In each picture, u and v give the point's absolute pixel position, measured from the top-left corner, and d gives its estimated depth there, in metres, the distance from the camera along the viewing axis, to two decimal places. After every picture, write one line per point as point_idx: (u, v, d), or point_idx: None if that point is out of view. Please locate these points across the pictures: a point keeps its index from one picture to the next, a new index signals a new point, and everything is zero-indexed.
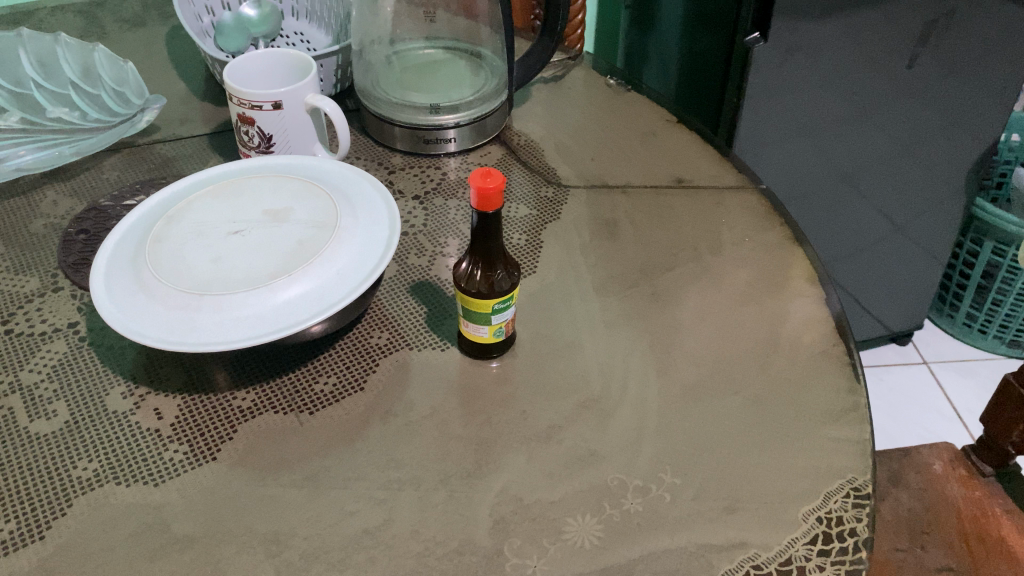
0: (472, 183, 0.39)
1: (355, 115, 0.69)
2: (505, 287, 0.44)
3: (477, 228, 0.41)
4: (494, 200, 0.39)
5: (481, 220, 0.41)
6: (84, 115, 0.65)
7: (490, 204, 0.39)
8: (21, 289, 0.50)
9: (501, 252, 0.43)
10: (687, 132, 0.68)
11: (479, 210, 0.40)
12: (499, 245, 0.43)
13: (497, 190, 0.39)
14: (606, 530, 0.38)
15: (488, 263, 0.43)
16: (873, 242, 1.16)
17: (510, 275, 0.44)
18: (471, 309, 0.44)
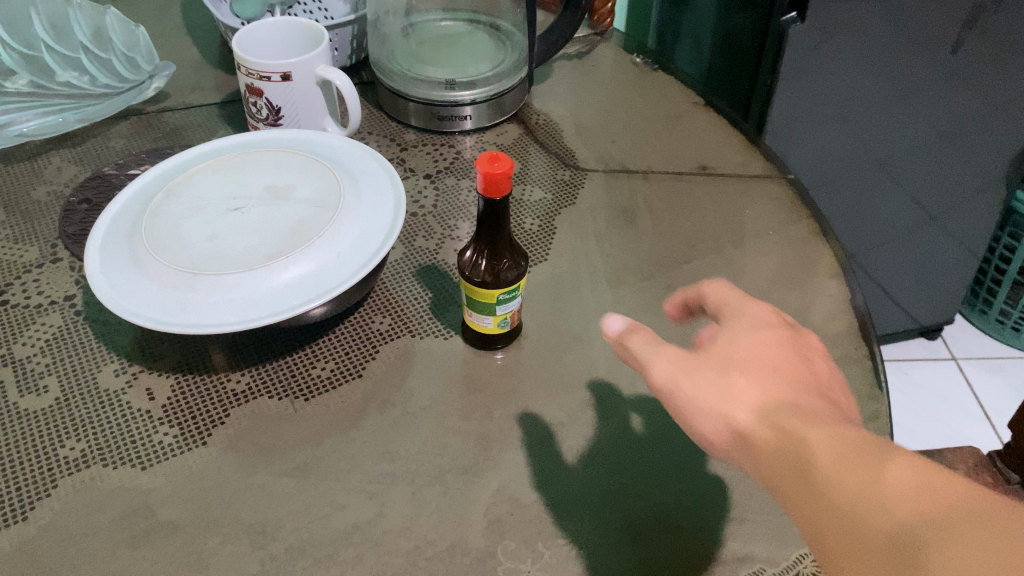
0: (478, 169, 0.37)
1: (369, 89, 0.68)
2: (512, 277, 0.42)
3: (484, 215, 0.39)
4: (502, 186, 0.37)
5: (488, 207, 0.39)
6: (95, 80, 0.63)
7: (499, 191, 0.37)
8: (20, 259, 0.49)
9: (507, 241, 0.41)
10: (714, 116, 0.65)
11: (486, 196, 0.38)
12: (505, 233, 0.41)
13: (505, 176, 0.37)
14: (604, 536, 0.37)
15: (493, 252, 0.41)
16: (905, 232, 1.12)
17: (517, 265, 0.42)
18: (475, 298, 0.42)
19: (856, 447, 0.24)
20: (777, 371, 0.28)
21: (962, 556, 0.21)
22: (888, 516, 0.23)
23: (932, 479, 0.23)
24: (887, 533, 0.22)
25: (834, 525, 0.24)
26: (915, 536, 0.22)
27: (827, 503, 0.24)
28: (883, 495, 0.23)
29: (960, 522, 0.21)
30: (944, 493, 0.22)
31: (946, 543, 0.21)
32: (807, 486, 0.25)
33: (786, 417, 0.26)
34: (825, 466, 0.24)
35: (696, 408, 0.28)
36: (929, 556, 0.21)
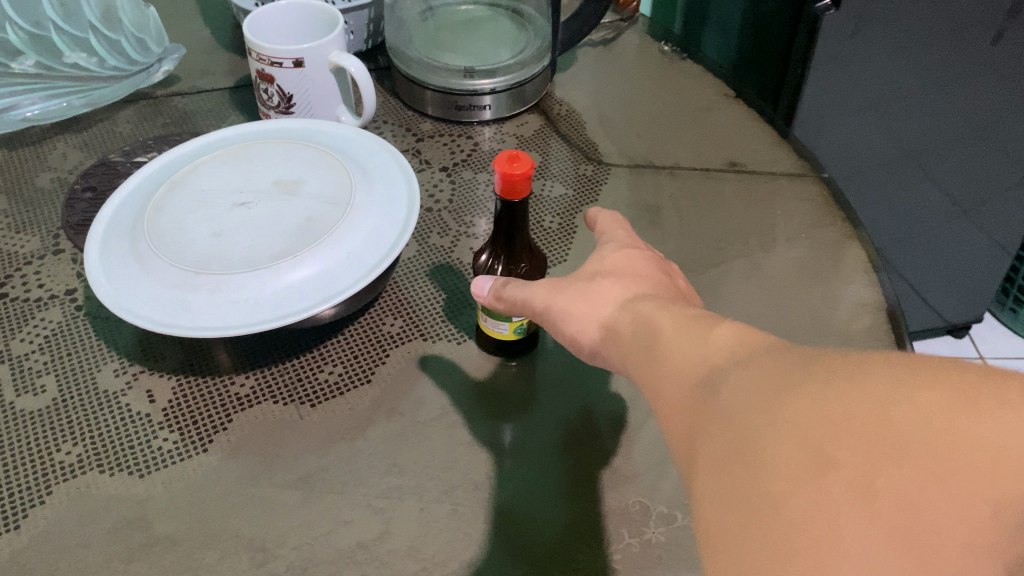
0: (496, 168, 0.35)
1: (386, 74, 0.65)
2: None
3: (501, 217, 0.37)
4: (522, 187, 0.35)
5: (506, 209, 0.37)
6: (102, 62, 0.60)
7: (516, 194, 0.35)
8: (21, 249, 0.48)
9: (525, 245, 0.39)
10: (744, 110, 0.62)
11: (504, 198, 0.36)
12: (523, 238, 0.39)
13: (525, 178, 0.34)
14: (622, 562, 0.35)
15: (510, 257, 0.39)
16: (936, 227, 1.09)
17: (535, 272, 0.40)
18: None
19: (687, 315, 0.26)
20: (630, 272, 0.32)
21: (738, 372, 0.21)
22: (699, 362, 0.23)
23: (749, 333, 0.23)
24: (696, 375, 0.23)
25: (664, 389, 0.24)
26: (713, 369, 0.22)
27: (659, 368, 0.25)
28: (699, 349, 0.24)
29: (753, 352, 0.22)
30: (754, 337, 0.23)
31: (729, 367, 0.22)
32: (648, 356, 0.26)
33: (631, 301, 0.29)
34: (665, 333, 0.26)
35: (564, 312, 0.32)
36: (716, 381, 0.22)
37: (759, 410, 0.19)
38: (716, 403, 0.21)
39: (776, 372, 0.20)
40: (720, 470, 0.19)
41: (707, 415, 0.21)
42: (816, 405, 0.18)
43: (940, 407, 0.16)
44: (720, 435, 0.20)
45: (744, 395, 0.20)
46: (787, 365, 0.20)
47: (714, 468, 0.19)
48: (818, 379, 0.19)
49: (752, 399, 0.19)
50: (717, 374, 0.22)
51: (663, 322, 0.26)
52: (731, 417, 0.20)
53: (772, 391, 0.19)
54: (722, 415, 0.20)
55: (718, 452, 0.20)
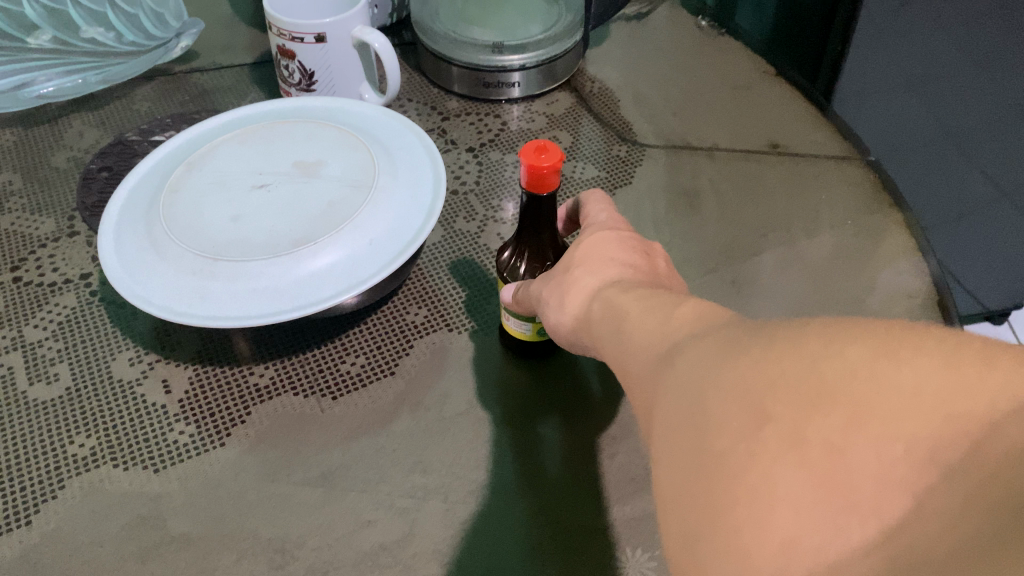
0: (523, 159, 0.32)
1: (411, 50, 0.63)
2: None
3: (526, 212, 0.35)
4: (549, 180, 0.32)
5: (532, 203, 0.34)
6: (120, 37, 0.59)
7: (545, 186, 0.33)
8: (35, 231, 0.46)
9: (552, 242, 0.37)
10: (787, 88, 0.59)
11: (530, 190, 0.33)
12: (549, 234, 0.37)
13: (553, 170, 0.32)
14: (659, 570, 0.33)
15: (536, 255, 0.37)
16: (982, 211, 1.05)
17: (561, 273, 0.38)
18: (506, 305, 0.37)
19: (650, 292, 0.25)
20: (607, 257, 0.30)
21: (687, 343, 0.20)
22: (655, 337, 0.22)
23: (710, 307, 0.22)
24: (652, 352, 0.22)
25: (625, 366, 0.23)
26: (666, 344, 0.21)
27: (621, 348, 0.24)
28: (657, 325, 0.23)
29: (704, 325, 0.21)
30: (713, 310, 0.22)
31: (679, 339, 0.20)
32: (610, 334, 0.25)
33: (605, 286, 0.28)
34: (626, 309, 0.25)
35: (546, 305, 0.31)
36: (668, 354, 0.20)
37: (701, 372, 0.18)
38: (664, 373, 0.20)
39: (722, 338, 0.19)
40: (665, 436, 0.18)
41: (655, 387, 0.20)
42: (754, 362, 0.17)
43: (866, 354, 0.15)
44: (664, 404, 0.19)
45: (690, 362, 0.19)
46: (732, 331, 0.19)
47: (660, 438, 0.18)
48: (756, 340, 0.17)
49: (695, 363, 0.18)
50: (668, 347, 0.21)
51: (625, 298, 0.25)
52: (674, 383, 0.19)
53: (715, 355, 0.18)
54: (668, 384, 0.19)
55: (664, 421, 0.18)
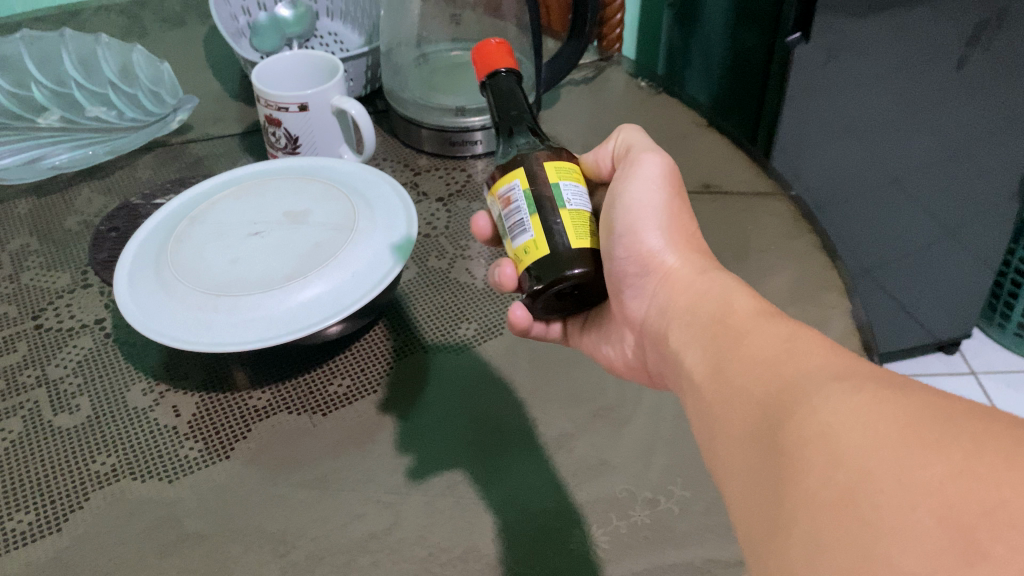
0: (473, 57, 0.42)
1: (384, 116, 0.71)
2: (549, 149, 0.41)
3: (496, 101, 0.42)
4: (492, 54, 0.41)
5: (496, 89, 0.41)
6: (121, 114, 0.67)
7: (504, 62, 0.41)
8: (53, 285, 0.52)
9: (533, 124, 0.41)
10: (720, 136, 0.67)
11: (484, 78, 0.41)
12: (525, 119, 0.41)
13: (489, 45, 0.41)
14: (611, 543, 0.38)
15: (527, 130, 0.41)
16: (922, 247, 1.14)
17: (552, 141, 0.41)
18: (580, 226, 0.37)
19: (758, 299, 0.35)
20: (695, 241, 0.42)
21: (843, 395, 0.25)
22: (799, 376, 0.27)
23: (844, 363, 0.27)
24: (791, 384, 0.27)
25: (756, 394, 0.29)
26: (812, 386, 0.26)
27: (754, 378, 0.29)
28: (797, 367, 0.28)
29: (851, 384, 0.25)
30: (847, 367, 0.27)
31: (833, 385, 0.25)
32: (739, 366, 0.30)
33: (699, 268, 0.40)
34: (740, 313, 0.34)
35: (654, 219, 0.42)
36: (817, 412, 0.25)
37: (870, 439, 0.23)
38: (817, 418, 0.25)
39: (891, 415, 0.23)
40: (820, 484, 0.23)
41: (804, 425, 0.25)
42: (933, 456, 0.21)
43: None
44: (821, 450, 0.23)
45: (854, 420, 0.23)
46: (904, 404, 0.23)
47: (813, 477, 0.23)
48: (930, 431, 0.22)
49: (861, 429, 0.23)
50: (816, 391, 0.26)
51: (737, 303, 0.35)
52: (839, 454, 0.23)
53: (888, 427, 0.23)
54: (826, 433, 0.24)
55: (820, 466, 0.23)
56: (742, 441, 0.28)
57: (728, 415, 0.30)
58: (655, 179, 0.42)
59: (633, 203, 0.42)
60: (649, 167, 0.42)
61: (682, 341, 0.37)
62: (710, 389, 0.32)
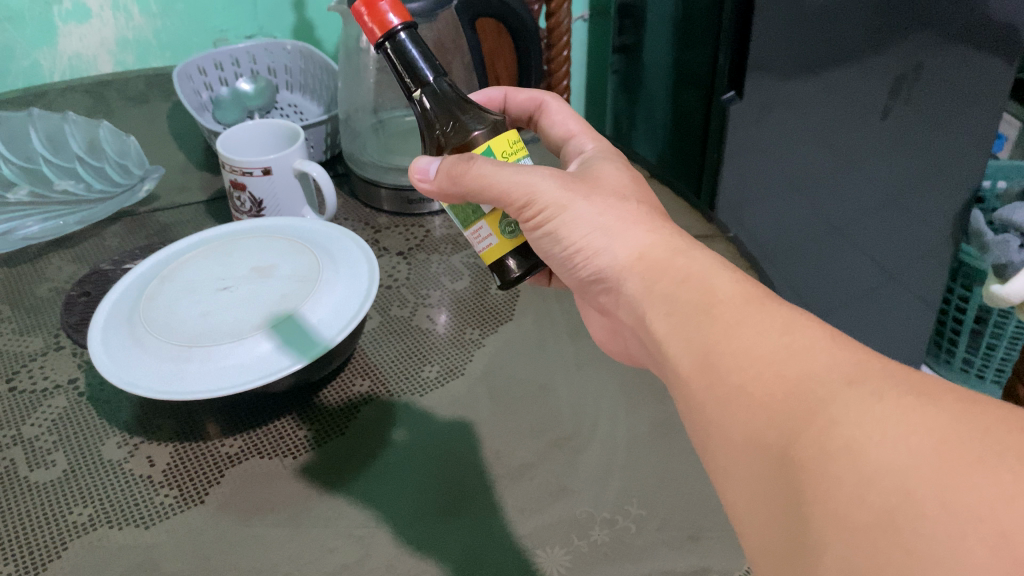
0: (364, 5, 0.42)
1: (344, 180, 0.75)
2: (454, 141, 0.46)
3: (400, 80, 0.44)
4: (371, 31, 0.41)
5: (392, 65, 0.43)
6: (89, 186, 0.71)
7: (397, 17, 0.40)
8: (26, 349, 0.54)
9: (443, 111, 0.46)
10: (661, 187, 0.72)
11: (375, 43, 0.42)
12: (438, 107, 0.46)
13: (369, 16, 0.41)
14: (573, 561, 0.40)
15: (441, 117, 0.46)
16: (867, 290, 1.19)
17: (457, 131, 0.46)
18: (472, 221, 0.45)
19: (733, 281, 0.36)
20: (626, 208, 0.42)
21: (863, 405, 0.27)
22: (808, 380, 0.29)
23: (849, 361, 0.30)
24: (797, 384, 0.30)
25: (759, 397, 0.30)
26: (827, 390, 0.29)
27: (754, 378, 0.31)
28: (798, 368, 0.30)
29: (872, 390, 0.28)
30: (853, 370, 0.29)
31: (849, 392, 0.28)
32: (735, 364, 0.32)
33: (645, 249, 0.39)
34: (723, 302, 0.35)
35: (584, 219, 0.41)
36: (836, 423, 0.27)
37: (906, 457, 0.25)
38: (838, 430, 0.27)
39: (919, 433, 0.26)
40: (851, 506, 0.25)
41: (825, 436, 0.27)
42: (980, 480, 0.24)
43: None
44: (847, 465, 0.26)
45: (879, 433, 0.26)
46: (932, 417, 0.26)
47: (840, 495, 0.26)
48: (967, 451, 0.25)
49: (891, 446, 0.26)
50: (832, 400, 0.28)
51: (720, 290, 0.35)
52: (879, 470, 0.25)
53: (924, 445, 0.25)
54: (852, 448, 0.26)
55: (849, 483, 0.26)
56: (747, 449, 0.30)
57: (730, 418, 0.31)
58: (558, 192, 0.41)
59: (557, 227, 0.41)
60: (544, 185, 0.41)
61: (656, 327, 0.37)
62: (698, 384, 0.33)
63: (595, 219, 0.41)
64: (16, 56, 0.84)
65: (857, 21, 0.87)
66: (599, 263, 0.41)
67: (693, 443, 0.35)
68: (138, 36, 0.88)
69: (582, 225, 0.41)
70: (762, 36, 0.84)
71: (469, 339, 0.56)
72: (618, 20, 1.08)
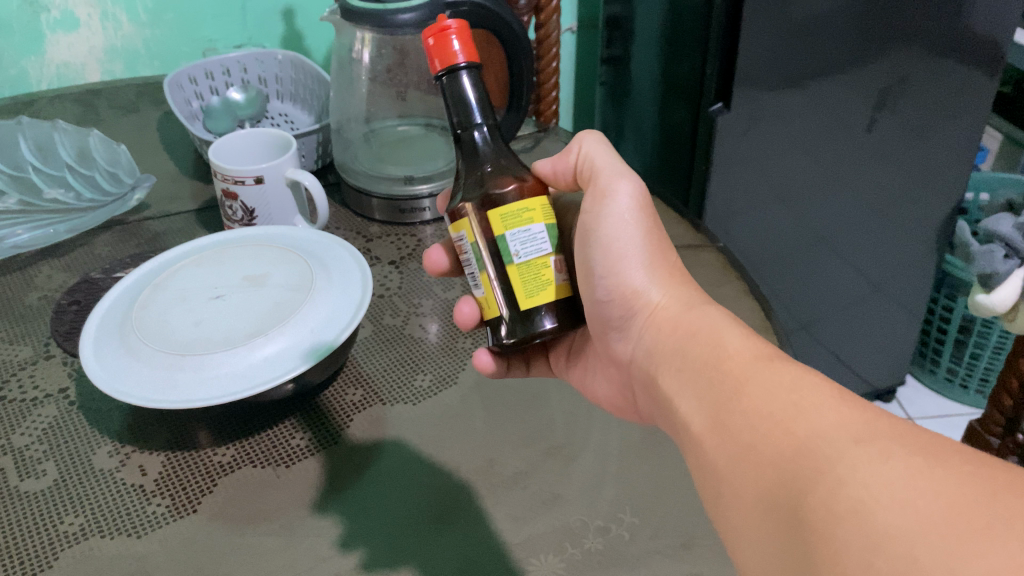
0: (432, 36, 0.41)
1: (335, 189, 0.75)
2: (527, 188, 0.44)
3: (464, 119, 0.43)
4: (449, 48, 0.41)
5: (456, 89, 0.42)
6: (79, 195, 0.70)
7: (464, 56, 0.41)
8: (16, 358, 0.54)
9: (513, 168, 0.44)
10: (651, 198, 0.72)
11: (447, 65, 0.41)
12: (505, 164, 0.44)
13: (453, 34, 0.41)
14: (567, 568, 0.40)
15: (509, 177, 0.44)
16: (853, 300, 1.20)
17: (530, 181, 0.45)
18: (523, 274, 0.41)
19: (745, 335, 0.38)
20: (661, 260, 0.46)
21: (870, 465, 0.28)
22: (816, 438, 0.30)
23: (856, 415, 0.30)
24: (803, 440, 0.30)
25: (769, 455, 0.31)
26: (833, 450, 0.29)
27: (762, 438, 0.32)
28: (807, 424, 0.31)
29: (868, 442, 0.29)
30: (856, 421, 0.30)
31: (856, 451, 0.28)
32: (746, 423, 0.33)
33: (670, 300, 0.43)
34: (738, 358, 0.36)
35: (631, 251, 0.45)
36: (842, 484, 0.28)
37: (913, 522, 0.25)
38: (846, 491, 0.27)
39: (924, 499, 0.26)
40: (861, 571, 0.25)
41: (832, 499, 0.27)
42: (987, 546, 0.24)
43: None
44: (854, 526, 0.26)
45: (885, 494, 0.26)
46: (940, 480, 0.26)
47: (850, 557, 0.26)
48: (977, 516, 0.25)
49: (899, 510, 0.26)
50: (839, 459, 0.28)
51: (730, 345, 0.37)
52: (887, 530, 0.26)
53: (931, 510, 0.25)
54: (858, 508, 0.27)
55: (858, 546, 0.26)
56: (760, 491, 0.31)
57: (740, 481, 0.32)
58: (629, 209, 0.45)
59: (607, 237, 0.45)
60: (622, 200, 0.45)
61: (666, 384, 0.40)
62: (709, 441, 0.35)
63: (637, 259, 0.45)
64: (5, 64, 0.84)
65: (842, 34, 0.88)
66: (631, 307, 0.45)
67: (701, 494, 0.36)
68: (126, 44, 0.88)
69: (629, 256, 0.45)
70: (749, 49, 0.85)
71: (461, 348, 0.56)
72: (606, 32, 1.09)
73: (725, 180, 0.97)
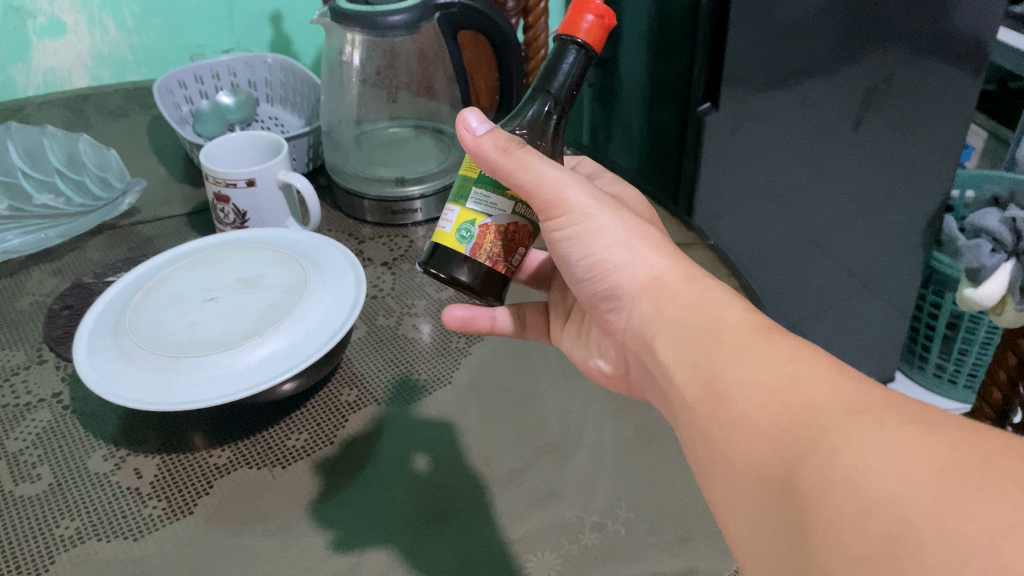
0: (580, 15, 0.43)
1: (326, 191, 0.75)
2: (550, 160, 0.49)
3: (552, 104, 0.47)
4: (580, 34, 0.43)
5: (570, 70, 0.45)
6: (69, 200, 0.70)
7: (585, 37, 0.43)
8: (8, 362, 0.53)
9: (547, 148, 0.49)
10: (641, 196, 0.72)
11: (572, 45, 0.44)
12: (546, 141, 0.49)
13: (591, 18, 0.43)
14: (564, 564, 0.40)
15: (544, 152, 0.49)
16: (841, 299, 1.21)
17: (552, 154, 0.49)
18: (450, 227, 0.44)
19: (745, 311, 0.38)
20: (647, 230, 0.44)
21: (863, 433, 0.28)
22: (810, 410, 0.30)
23: (850, 389, 0.31)
24: (802, 411, 0.31)
25: (764, 433, 0.31)
26: (830, 420, 0.29)
27: (758, 406, 0.32)
28: (802, 400, 0.31)
29: (859, 413, 0.29)
30: (851, 396, 0.30)
31: (851, 422, 0.29)
32: (741, 393, 0.33)
33: (663, 271, 0.42)
34: (732, 330, 0.36)
35: (607, 231, 0.43)
36: (836, 454, 0.28)
37: (905, 486, 0.26)
38: (840, 461, 0.28)
39: (917, 463, 0.26)
40: (853, 536, 0.26)
41: (828, 469, 0.28)
42: (978, 508, 0.24)
43: None
44: (848, 491, 0.27)
45: (878, 462, 0.27)
46: (932, 445, 0.27)
47: (843, 527, 0.26)
48: (970, 476, 0.25)
49: (891, 475, 0.26)
50: (834, 430, 0.29)
51: (728, 318, 0.37)
52: (883, 492, 0.26)
53: (923, 473, 0.26)
54: (852, 478, 0.27)
55: (850, 514, 0.26)
56: (752, 478, 0.31)
57: (738, 448, 0.32)
58: (585, 200, 0.43)
59: (578, 233, 0.44)
60: (576, 194, 0.43)
61: (663, 353, 0.39)
62: (702, 425, 0.35)
63: (618, 231, 0.43)
64: None
65: (828, 35, 0.89)
66: (618, 279, 0.43)
67: (695, 473, 0.36)
68: (113, 50, 0.87)
69: (606, 235, 0.43)
70: (735, 50, 0.86)
71: (455, 348, 0.57)
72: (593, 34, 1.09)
73: (713, 181, 0.98)
